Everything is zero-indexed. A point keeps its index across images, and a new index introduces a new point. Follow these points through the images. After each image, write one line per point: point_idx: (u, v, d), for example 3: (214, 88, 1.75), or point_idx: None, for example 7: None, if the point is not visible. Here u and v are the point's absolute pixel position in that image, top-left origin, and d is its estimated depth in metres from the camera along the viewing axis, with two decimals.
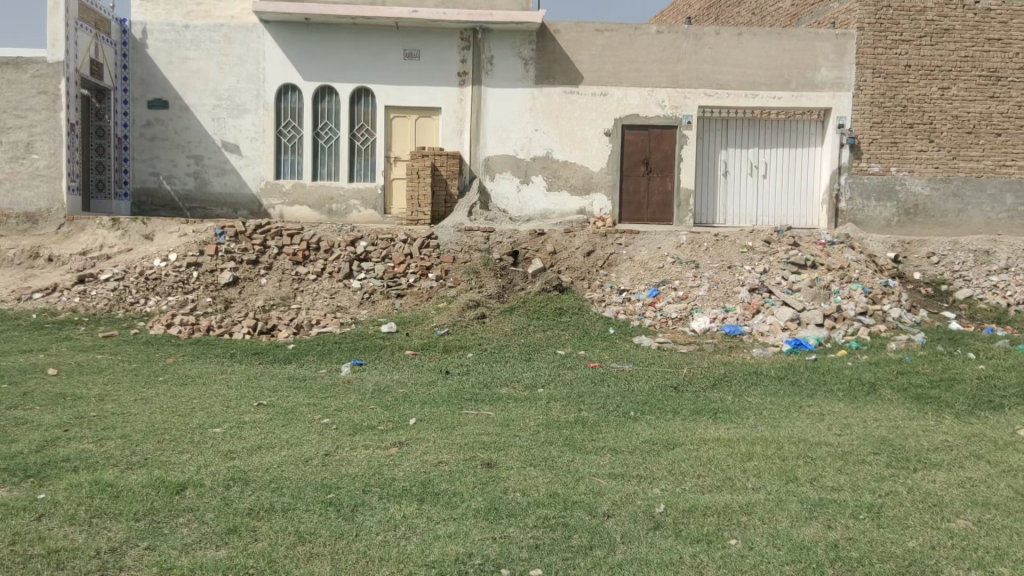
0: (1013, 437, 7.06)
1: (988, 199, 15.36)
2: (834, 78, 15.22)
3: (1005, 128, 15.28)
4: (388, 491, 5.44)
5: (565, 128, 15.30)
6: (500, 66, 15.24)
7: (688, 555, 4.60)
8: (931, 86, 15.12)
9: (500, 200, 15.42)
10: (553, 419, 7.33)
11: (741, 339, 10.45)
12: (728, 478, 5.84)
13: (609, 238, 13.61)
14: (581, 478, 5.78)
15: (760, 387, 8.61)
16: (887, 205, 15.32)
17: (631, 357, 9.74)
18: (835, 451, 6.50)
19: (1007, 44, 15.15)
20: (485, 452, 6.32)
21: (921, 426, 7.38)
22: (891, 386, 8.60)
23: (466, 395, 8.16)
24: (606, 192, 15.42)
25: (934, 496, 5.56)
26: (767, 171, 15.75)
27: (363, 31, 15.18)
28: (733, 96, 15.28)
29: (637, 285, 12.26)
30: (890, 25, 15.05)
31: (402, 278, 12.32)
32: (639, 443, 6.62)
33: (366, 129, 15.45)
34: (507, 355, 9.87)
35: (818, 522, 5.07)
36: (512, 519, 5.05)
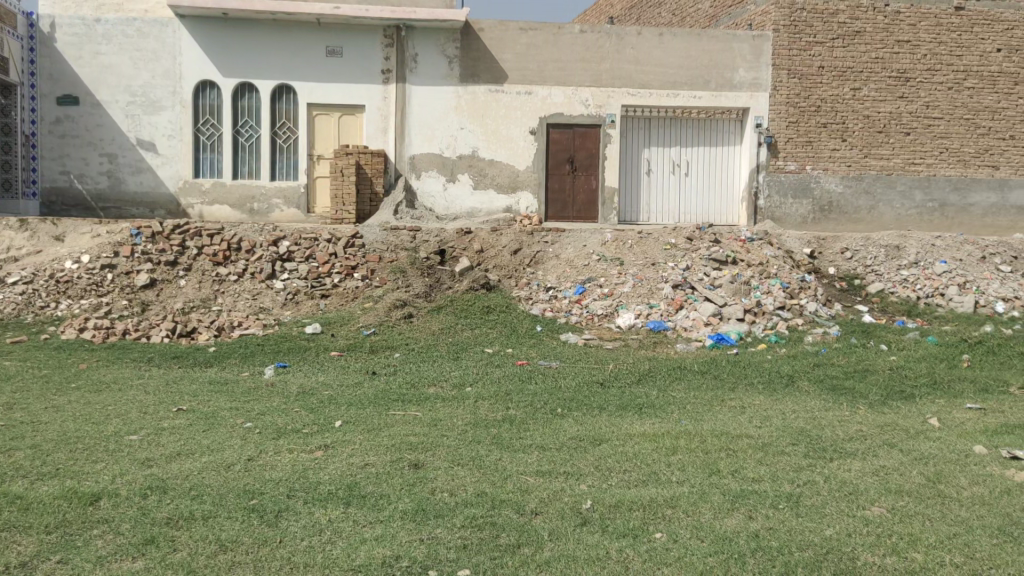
0: (923, 426, 7.34)
1: (898, 196, 15.95)
2: (751, 79, 15.59)
3: (913, 127, 15.87)
4: (313, 495, 5.35)
5: (490, 127, 15.29)
6: (424, 64, 15.14)
7: (614, 550, 4.65)
8: (844, 86, 15.63)
9: (426, 198, 15.32)
10: (481, 418, 7.32)
11: (665, 334, 10.63)
12: (654, 472, 5.93)
13: (536, 236, 13.62)
14: (510, 477, 5.78)
15: (684, 382, 8.77)
16: (803, 201, 15.78)
17: (558, 355, 9.80)
18: (756, 443, 6.67)
19: (915, 47, 15.74)
20: (413, 453, 6.28)
21: (837, 416, 7.64)
22: (808, 378, 8.88)
23: (394, 395, 8.09)
24: (531, 190, 15.47)
25: (849, 485, 5.74)
26: (688, 169, 16.02)
27: (283, 28, 14.89)
28: (655, 95, 15.52)
29: (564, 281, 12.35)
30: (804, 28, 15.50)
31: (326, 278, 12.17)
32: (567, 440, 6.67)
33: (287, 126, 15.16)
34: (436, 354, 9.82)
35: (740, 513, 5.19)
36: (439, 520, 5.01)
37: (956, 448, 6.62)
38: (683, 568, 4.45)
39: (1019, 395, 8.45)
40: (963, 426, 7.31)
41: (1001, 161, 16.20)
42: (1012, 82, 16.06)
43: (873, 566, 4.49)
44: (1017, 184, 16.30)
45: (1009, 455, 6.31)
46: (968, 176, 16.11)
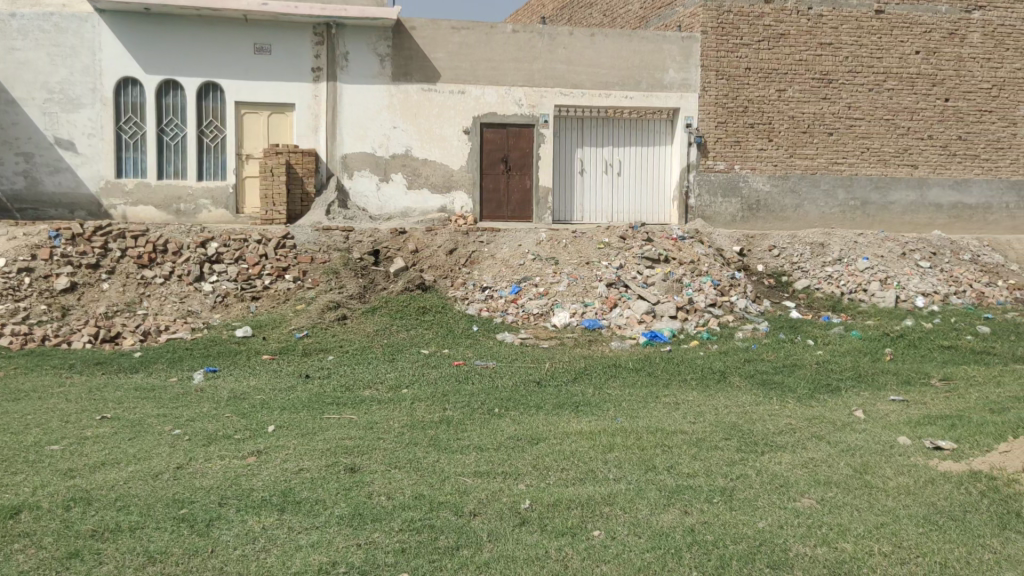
0: (850, 418, 7.55)
1: (822, 195, 16.39)
2: (680, 80, 15.82)
3: (836, 128, 16.33)
4: (246, 502, 5.23)
5: (422, 126, 15.19)
6: (355, 63, 14.93)
7: (553, 550, 4.66)
8: (770, 87, 15.99)
9: (359, 198, 15.13)
10: (418, 420, 7.26)
11: (600, 332, 10.71)
12: (591, 470, 5.97)
13: (471, 235, 13.58)
14: (447, 478, 5.74)
15: (619, 378, 8.86)
16: (732, 200, 16.09)
17: (495, 354, 9.79)
18: (690, 438, 6.76)
19: (837, 49, 16.20)
20: (349, 456, 6.20)
21: (768, 410, 7.81)
22: (739, 373, 9.05)
23: (328, 399, 7.97)
24: (465, 189, 15.42)
25: (781, 477, 5.87)
26: (621, 169, 16.20)
27: (209, 23, 14.52)
28: (587, 95, 15.64)
29: (499, 281, 12.33)
30: (731, 30, 15.80)
31: (257, 279, 11.92)
32: (504, 440, 6.66)
33: (214, 125, 14.81)
34: (371, 356, 9.70)
35: (675, 509, 5.25)
36: (377, 524, 4.95)
37: (882, 439, 6.83)
38: (623, 565, 4.48)
39: (939, 386, 8.77)
40: (887, 417, 7.55)
41: (920, 160, 16.78)
42: (930, 83, 16.64)
43: (804, 557, 4.59)
44: (935, 183, 16.90)
45: (931, 445, 6.53)
46: (888, 175, 16.66)
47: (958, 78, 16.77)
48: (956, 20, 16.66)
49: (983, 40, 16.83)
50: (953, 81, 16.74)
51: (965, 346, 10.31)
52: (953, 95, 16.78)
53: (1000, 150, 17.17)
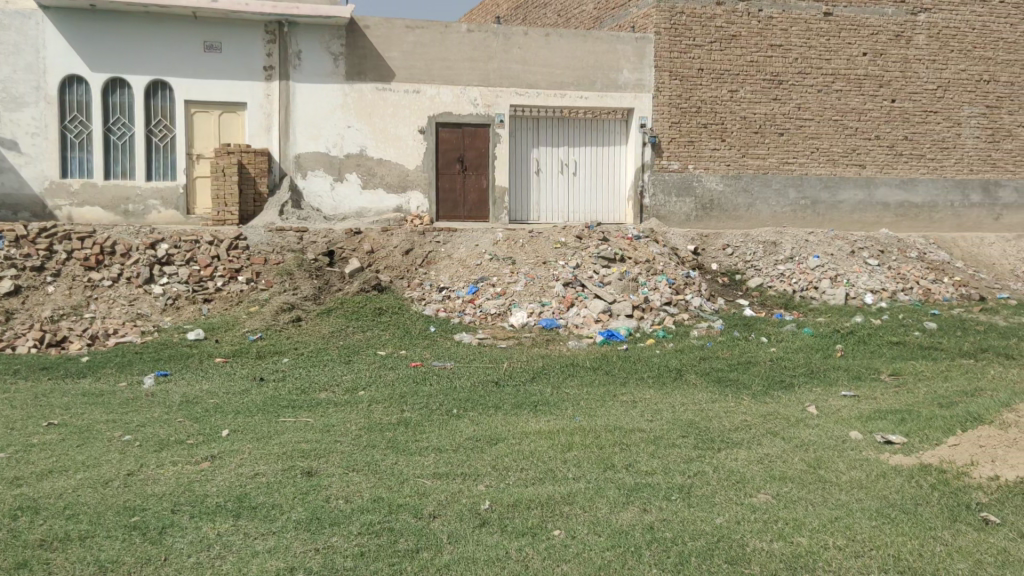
0: (803, 414, 7.68)
1: (773, 194, 16.63)
2: (635, 80, 15.94)
3: (787, 128, 16.59)
4: (200, 509, 5.13)
5: (377, 126, 15.07)
6: (307, 61, 14.75)
7: (514, 550, 4.64)
8: (722, 88, 16.18)
9: (313, 198, 14.96)
10: (376, 422, 7.19)
11: (557, 332, 10.72)
12: (551, 469, 5.97)
13: (427, 236, 13.51)
14: (406, 480, 5.70)
15: (577, 377, 8.89)
16: (685, 200, 16.25)
17: (453, 355, 9.75)
18: (648, 436, 6.80)
19: (787, 51, 16.46)
20: (305, 460, 6.11)
21: (723, 407, 7.90)
22: (695, 371, 9.14)
23: (284, 402, 7.85)
24: (421, 189, 15.34)
25: (737, 473, 5.94)
26: (576, 169, 16.28)
27: (157, 21, 14.24)
28: (543, 95, 15.66)
29: (456, 281, 12.29)
30: (683, 31, 15.96)
31: (209, 281, 11.72)
32: (463, 441, 6.62)
33: (164, 124, 14.52)
34: (326, 358, 9.59)
35: (635, 507, 5.28)
36: (335, 527, 4.89)
37: (834, 434, 6.95)
38: (583, 565, 4.48)
39: (889, 381, 8.96)
40: (839, 413, 7.68)
41: (868, 160, 17.12)
42: (877, 84, 16.99)
43: (762, 551, 4.64)
44: (882, 182, 17.27)
45: (882, 440, 6.66)
46: (837, 175, 16.98)
47: (904, 79, 17.15)
48: (902, 22, 17.03)
49: (928, 42, 17.23)
50: (900, 82, 17.12)
51: (913, 342, 10.54)
52: (899, 96, 17.15)
53: (945, 149, 17.59)
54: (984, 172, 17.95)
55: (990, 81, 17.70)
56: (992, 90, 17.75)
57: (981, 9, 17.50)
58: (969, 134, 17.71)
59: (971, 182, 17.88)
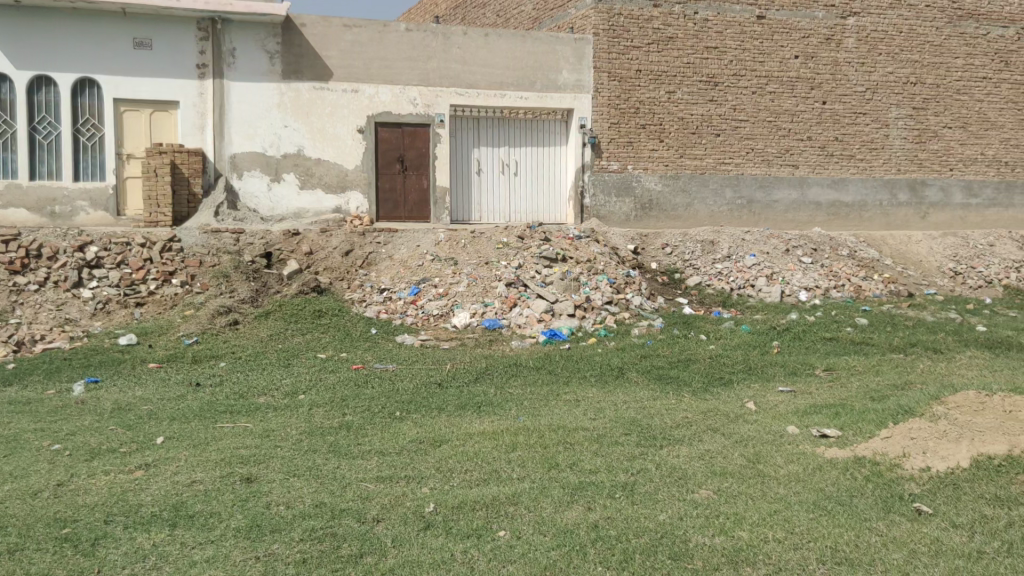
0: (742, 409, 7.81)
1: (710, 194, 16.88)
2: (574, 81, 16.04)
3: (723, 129, 16.87)
4: (134, 519, 4.97)
5: (314, 125, 14.85)
6: (242, 59, 14.46)
7: (459, 552, 4.61)
8: (659, 89, 16.37)
9: (250, 199, 14.67)
10: (317, 426, 7.08)
11: (500, 332, 10.72)
12: (495, 470, 5.95)
13: (367, 237, 13.38)
14: (349, 484, 5.63)
15: (521, 377, 8.88)
16: (625, 200, 16.38)
17: (395, 357, 9.65)
18: (592, 435, 6.83)
19: (722, 53, 16.74)
20: (244, 466, 5.97)
21: (664, 404, 7.99)
22: (637, 369, 9.22)
23: (220, 407, 7.68)
24: (360, 189, 15.17)
25: (679, 470, 6.00)
26: (517, 169, 16.31)
27: (85, 17, 13.80)
28: (482, 95, 15.65)
29: (398, 282, 12.18)
30: (621, 33, 16.10)
31: (141, 285, 11.40)
32: (406, 444, 6.56)
33: (92, 123, 14.07)
34: (265, 361, 9.41)
35: (580, 505, 5.29)
36: (276, 534, 4.79)
37: (773, 429, 7.08)
38: (528, 565, 4.47)
39: (823, 376, 9.16)
40: (777, 408, 7.83)
41: (800, 160, 17.52)
42: (808, 87, 17.40)
43: (704, 546, 4.69)
44: (815, 182, 17.68)
45: (818, 433, 6.80)
46: (772, 175, 17.33)
47: (834, 82, 17.60)
48: (832, 26, 17.46)
49: (857, 45, 17.70)
50: (830, 84, 17.56)
51: (846, 337, 10.80)
52: (830, 98, 17.60)
53: (874, 150, 18.10)
54: (911, 172, 18.51)
55: (916, 83, 18.26)
56: (918, 92, 18.31)
57: (908, 13, 18.03)
58: (897, 135, 18.25)
59: (899, 181, 18.42)
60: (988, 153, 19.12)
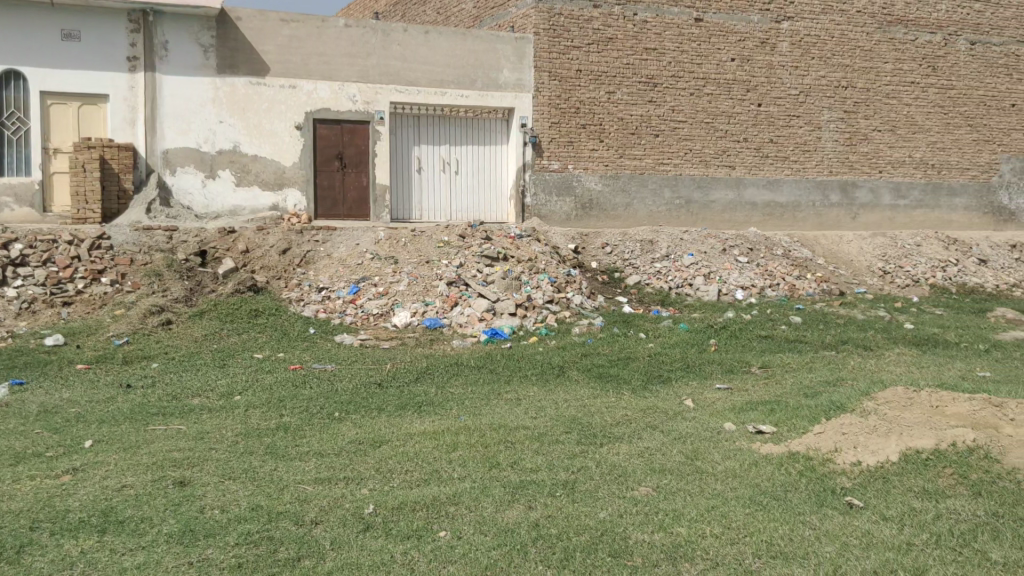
0: (680, 406, 7.91)
1: (649, 194, 17.06)
2: (514, 80, 16.05)
3: (661, 130, 17.07)
4: (61, 525, 4.80)
5: (251, 121, 14.58)
6: (175, 53, 14.10)
7: (399, 553, 4.56)
8: (599, 89, 16.50)
9: (183, 196, 14.32)
10: (253, 427, 6.94)
11: (441, 331, 10.66)
12: (435, 470, 5.91)
13: (305, 235, 13.18)
14: (286, 486, 5.53)
15: (461, 377, 8.84)
16: (566, 199, 16.45)
17: (334, 357, 9.51)
18: (533, 433, 6.84)
19: (660, 54, 16.94)
20: (177, 470, 5.82)
21: (605, 402, 8.05)
22: (577, 367, 9.26)
23: (152, 408, 7.48)
24: (298, 187, 14.95)
25: (619, 467, 6.04)
26: (458, 168, 16.25)
27: (9, 6, 13.29)
28: (423, 93, 15.55)
29: (337, 281, 12.03)
30: (562, 33, 16.17)
31: (69, 283, 11.05)
32: (345, 445, 6.47)
33: (17, 116, 13.57)
34: (199, 362, 9.19)
35: (520, 504, 5.28)
36: (210, 539, 4.68)
37: (710, 426, 7.17)
38: (469, 565, 4.45)
39: (758, 373, 9.35)
40: (714, 405, 7.95)
41: (737, 161, 17.83)
42: (744, 89, 17.73)
43: (643, 543, 4.73)
44: (750, 183, 18.01)
45: (754, 430, 6.92)
46: (709, 175, 17.59)
47: (769, 84, 17.96)
48: (767, 30, 17.82)
49: (791, 49, 18.10)
50: (765, 87, 17.91)
51: (781, 335, 11.03)
52: (765, 101, 17.95)
53: (807, 152, 18.53)
54: (842, 173, 19.00)
55: (847, 87, 18.75)
56: (849, 96, 18.80)
57: (839, 18, 18.52)
58: (829, 137, 18.71)
59: (830, 183, 18.89)
60: (915, 155, 19.71)
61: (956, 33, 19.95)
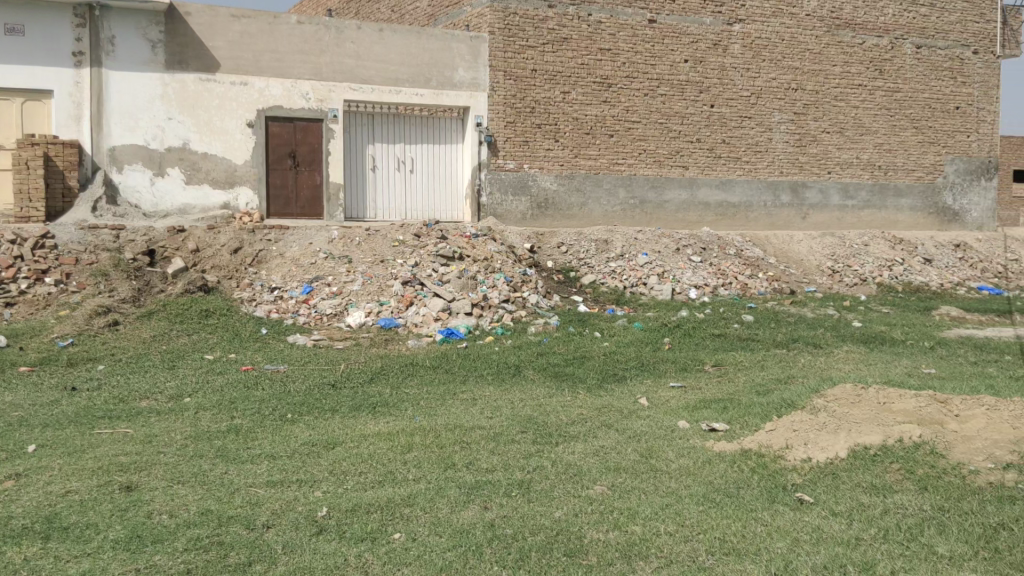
0: (635, 405, 7.96)
1: (604, 194, 17.15)
2: (470, 79, 16.00)
3: (616, 130, 17.18)
4: (3, 533, 4.66)
5: (201, 118, 14.31)
6: (123, 48, 13.80)
7: (353, 556, 4.51)
8: (554, 89, 16.56)
9: (131, 194, 14.01)
10: (203, 430, 6.81)
11: (396, 331, 10.59)
12: (390, 472, 5.85)
13: (256, 234, 13.00)
14: (237, 490, 5.43)
15: (416, 377, 8.79)
16: (521, 199, 16.46)
17: (286, 357, 9.39)
18: (488, 433, 6.83)
19: (615, 55, 17.06)
20: (124, 474, 5.69)
21: (560, 401, 8.07)
22: (533, 366, 9.27)
23: (98, 412, 7.30)
24: (250, 185, 14.73)
25: (575, 466, 6.06)
26: (413, 166, 16.15)
27: None
28: (377, 91, 15.41)
29: (290, 281, 11.89)
30: (517, 32, 16.19)
31: (12, 284, 10.77)
32: (298, 447, 6.38)
33: None
34: (148, 364, 9.00)
35: (476, 505, 5.27)
36: (158, 545, 4.57)
37: (664, 424, 7.23)
38: (424, 566, 4.42)
39: (711, 372, 9.45)
40: (668, 403, 8.01)
41: (690, 161, 18.01)
42: (697, 90, 17.91)
43: (598, 542, 4.75)
44: (703, 183, 18.20)
45: (707, 427, 6.99)
46: (663, 175, 17.74)
47: (721, 86, 18.18)
48: (719, 32, 18.03)
49: (743, 51, 18.33)
50: (717, 88, 18.13)
51: (733, 334, 11.16)
52: (717, 102, 18.16)
53: (758, 153, 18.78)
54: (793, 174, 19.29)
55: (797, 89, 19.06)
56: (799, 97, 19.11)
57: (790, 21, 18.83)
58: (780, 138, 18.99)
59: (781, 183, 19.17)
60: (863, 157, 20.11)
61: (902, 36, 20.41)
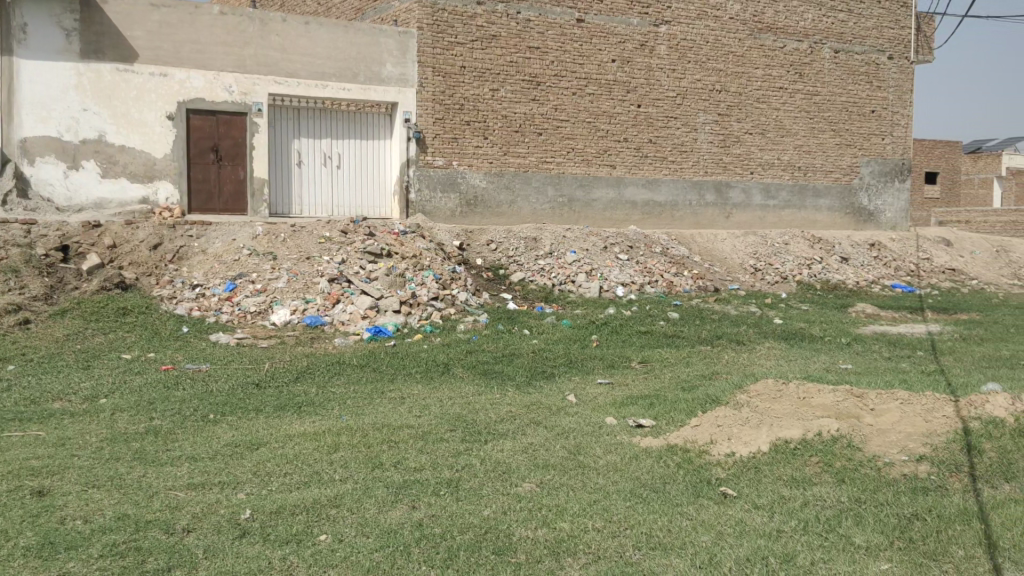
0: (564, 402, 8.00)
1: (533, 192, 17.22)
2: (398, 75, 15.83)
3: (544, 128, 17.28)
4: None
5: (118, 110, 13.85)
6: (35, 36, 13.25)
7: (277, 559, 4.42)
8: (483, 86, 16.56)
9: (43, 187, 13.46)
10: (120, 432, 6.59)
11: (322, 329, 10.43)
12: (316, 472, 5.75)
13: (177, 230, 12.64)
14: (156, 494, 5.26)
15: (343, 376, 8.66)
16: (450, 196, 16.39)
17: (208, 356, 9.16)
18: (417, 432, 6.78)
19: (543, 53, 17.14)
20: (35, 479, 5.46)
21: (489, 399, 8.06)
22: (462, 364, 9.25)
23: (6, 414, 6.98)
24: (170, 179, 14.31)
25: (503, 464, 6.06)
26: (340, 162, 15.91)
27: None
28: (303, 85, 15.11)
29: (212, 278, 11.60)
30: (446, 28, 16.12)
31: None
32: (220, 448, 6.23)
33: None
34: (61, 364, 8.66)
35: (404, 505, 5.21)
36: (72, 552, 4.40)
37: (592, 421, 7.29)
38: (351, 568, 4.35)
39: (638, 368, 9.58)
40: (596, 400, 8.08)
41: (617, 160, 18.22)
42: (624, 90, 18.13)
43: (527, 539, 4.75)
44: (630, 182, 18.42)
45: (634, 424, 7.06)
46: (591, 174, 17.91)
47: (647, 86, 18.43)
48: (645, 32, 18.27)
49: (669, 52, 18.62)
50: (644, 88, 18.37)
51: (660, 331, 11.33)
52: (644, 102, 18.42)
53: (683, 153, 19.10)
54: (717, 174, 19.68)
55: (721, 91, 19.46)
56: (723, 99, 19.52)
57: (713, 24, 19.21)
58: (704, 138, 19.36)
59: (706, 183, 19.53)
60: (784, 157, 20.64)
61: (821, 41, 21.03)
